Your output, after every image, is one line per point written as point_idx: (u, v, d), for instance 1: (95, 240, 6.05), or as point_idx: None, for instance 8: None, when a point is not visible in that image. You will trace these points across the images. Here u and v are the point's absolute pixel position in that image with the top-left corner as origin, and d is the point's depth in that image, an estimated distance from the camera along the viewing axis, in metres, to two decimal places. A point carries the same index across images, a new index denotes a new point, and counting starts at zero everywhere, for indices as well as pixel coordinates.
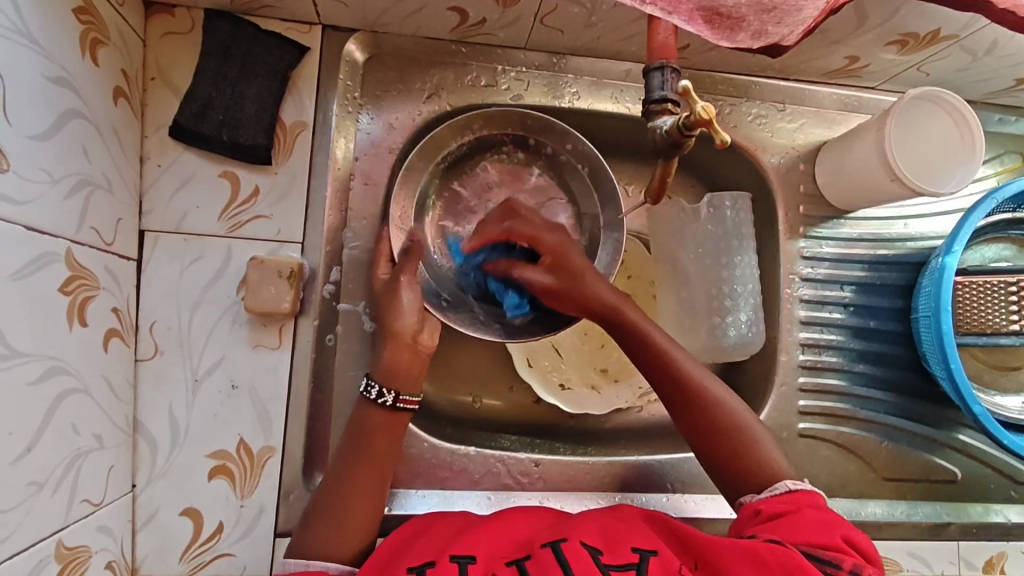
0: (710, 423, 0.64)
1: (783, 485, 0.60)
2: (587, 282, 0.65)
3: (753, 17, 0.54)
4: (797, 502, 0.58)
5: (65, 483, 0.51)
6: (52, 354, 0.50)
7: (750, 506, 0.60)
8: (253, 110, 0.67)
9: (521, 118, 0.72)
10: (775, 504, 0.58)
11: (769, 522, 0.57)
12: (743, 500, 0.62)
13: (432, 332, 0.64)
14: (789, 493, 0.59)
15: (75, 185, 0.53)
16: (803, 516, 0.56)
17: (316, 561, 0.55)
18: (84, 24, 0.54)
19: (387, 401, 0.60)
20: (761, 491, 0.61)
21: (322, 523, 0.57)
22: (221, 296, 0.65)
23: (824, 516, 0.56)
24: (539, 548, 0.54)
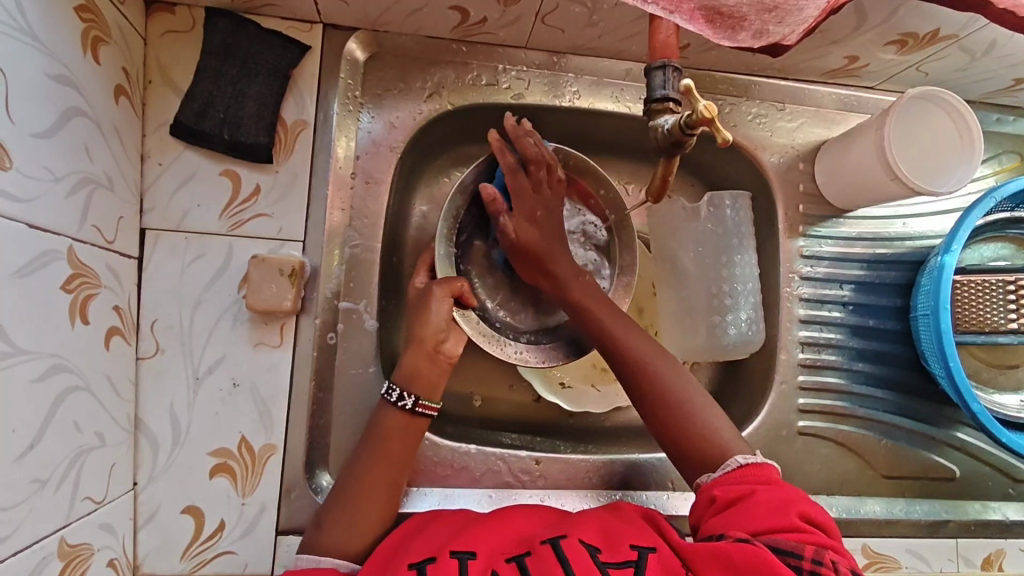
0: (670, 410, 0.63)
1: (734, 461, 0.60)
2: (560, 260, 0.68)
3: (754, 16, 0.54)
4: (751, 481, 0.58)
5: (68, 481, 0.52)
6: (54, 352, 0.50)
7: (705, 492, 0.59)
8: (254, 108, 0.67)
9: (564, 157, 0.73)
10: (729, 488, 0.58)
11: (726, 509, 0.56)
12: (700, 481, 0.61)
13: (456, 341, 0.65)
14: (739, 471, 0.59)
15: (76, 183, 0.53)
16: (756, 498, 0.55)
17: (326, 559, 0.56)
18: (85, 22, 0.54)
19: (406, 405, 0.61)
20: (715, 471, 0.60)
21: (332, 520, 0.58)
22: (223, 294, 0.65)
23: (776, 494, 0.56)
24: (540, 544, 0.54)
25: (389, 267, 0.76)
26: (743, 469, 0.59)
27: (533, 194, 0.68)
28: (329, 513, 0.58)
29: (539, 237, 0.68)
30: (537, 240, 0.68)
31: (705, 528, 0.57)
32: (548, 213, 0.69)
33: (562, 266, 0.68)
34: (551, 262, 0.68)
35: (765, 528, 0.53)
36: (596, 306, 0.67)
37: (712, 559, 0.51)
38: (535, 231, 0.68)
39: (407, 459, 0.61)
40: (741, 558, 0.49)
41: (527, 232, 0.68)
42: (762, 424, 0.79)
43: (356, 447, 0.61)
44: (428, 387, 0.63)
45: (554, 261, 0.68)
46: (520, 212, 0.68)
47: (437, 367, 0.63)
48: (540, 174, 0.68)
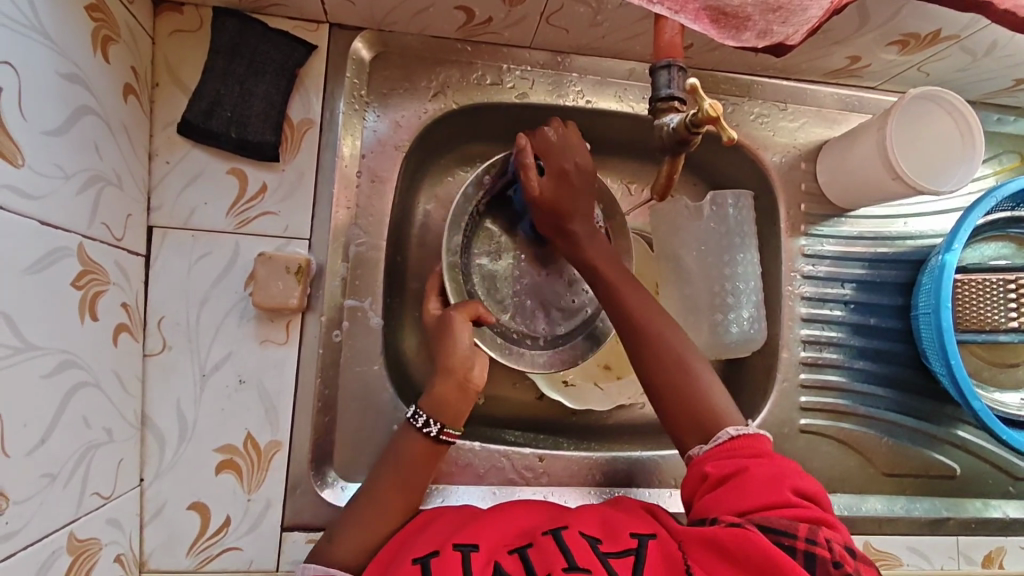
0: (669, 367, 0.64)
1: (726, 433, 0.60)
2: (579, 216, 0.68)
3: (758, 16, 0.55)
4: (743, 455, 0.58)
5: (77, 476, 0.52)
6: (64, 347, 0.50)
7: (698, 467, 0.59)
8: (261, 107, 0.67)
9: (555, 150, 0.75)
10: (722, 464, 0.58)
11: (719, 487, 0.56)
12: (691, 453, 0.61)
13: (482, 369, 0.65)
14: (730, 443, 0.59)
15: (86, 181, 0.53)
16: (749, 474, 0.56)
17: (336, 569, 0.55)
18: (95, 22, 0.55)
19: (432, 432, 0.62)
20: (706, 444, 0.60)
21: (348, 530, 0.58)
22: (229, 291, 0.66)
23: (768, 469, 0.56)
24: (541, 536, 0.55)
25: (394, 266, 0.76)
26: (734, 442, 0.59)
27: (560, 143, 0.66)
28: (347, 521, 0.59)
29: (567, 193, 0.67)
30: (557, 193, 0.66)
31: (698, 506, 0.57)
32: (581, 171, 0.67)
33: (578, 227, 0.68)
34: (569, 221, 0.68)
35: (762, 505, 0.53)
36: (602, 259, 0.68)
37: (705, 546, 0.51)
38: (562, 186, 0.66)
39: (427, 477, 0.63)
40: (736, 545, 0.49)
41: (549, 185, 0.66)
42: (764, 422, 0.80)
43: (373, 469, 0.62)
44: (452, 416, 0.63)
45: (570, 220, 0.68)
46: (552, 174, 0.66)
47: (466, 398, 0.64)
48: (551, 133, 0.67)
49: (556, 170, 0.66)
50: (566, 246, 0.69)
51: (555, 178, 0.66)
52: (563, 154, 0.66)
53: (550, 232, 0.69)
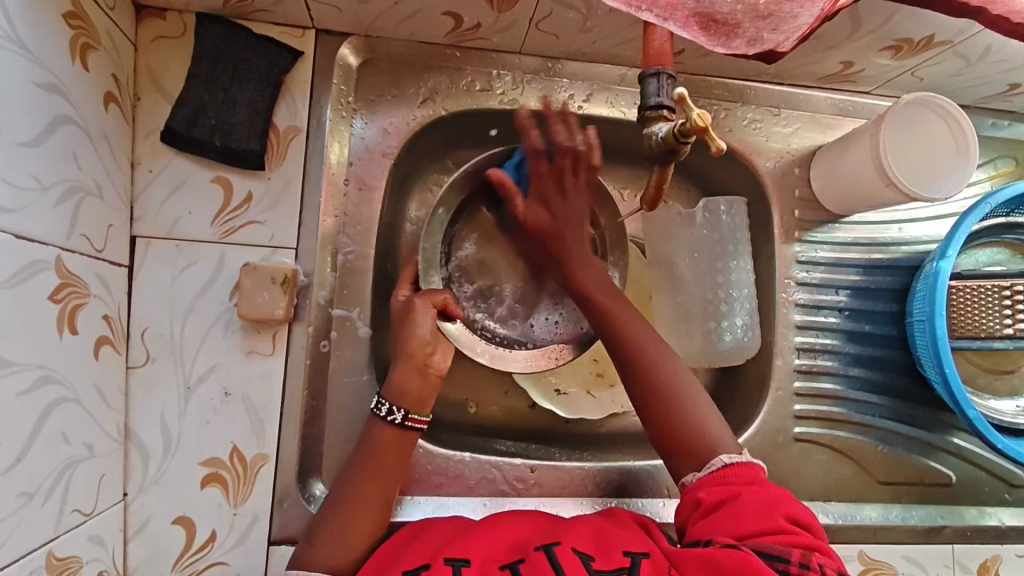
0: (641, 359, 0.65)
1: (719, 460, 0.59)
2: (567, 237, 0.70)
3: (748, 23, 0.54)
4: (736, 482, 0.57)
5: (55, 494, 0.51)
6: (42, 363, 0.49)
7: (692, 494, 0.59)
8: (246, 114, 0.66)
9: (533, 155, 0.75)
10: (715, 491, 0.57)
11: (713, 513, 0.56)
12: (685, 480, 0.60)
13: (443, 354, 0.65)
14: (723, 471, 0.58)
15: (65, 192, 0.52)
16: (742, 500, 0.55)
17: (314, 572, 0.54)
18: (74, 29, 0.54)
19: (395, 419, 0.61)
20: (700, 470, 0.60)
21: (323, 529, 0.57)
22: (214, 301, 0.65)
23: (762, 496, 0.55)
24: (534, 551, 0.54)
25: (384, 274, 0.75)
26: (728, 470, 0.58)
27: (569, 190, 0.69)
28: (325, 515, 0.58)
29: (549, 219, 0.69)
30: (544, 222, 0.70)
31: (691, 532, 0.56)
32: (565, 200, 0.69)
33: (567, 244, 0.69)
34: (559, 244, 0.70)
35: (755, 527, 0.53)
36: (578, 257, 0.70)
37: (697, 562, 0.51)
38: (545, 213, 0.70)
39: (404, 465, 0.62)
40: (732, 563, 0.49)
41: (537, 212, 0.70)
42: (759, 430, 0.79)
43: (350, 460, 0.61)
44: (417, 401, 0.62)
45: (558, 240, 0.70)
46: (534, 195, 0.70)
47: (428, 383, 0.63)
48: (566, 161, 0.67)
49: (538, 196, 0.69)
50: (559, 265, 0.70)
51: (536, 202, 0.70)
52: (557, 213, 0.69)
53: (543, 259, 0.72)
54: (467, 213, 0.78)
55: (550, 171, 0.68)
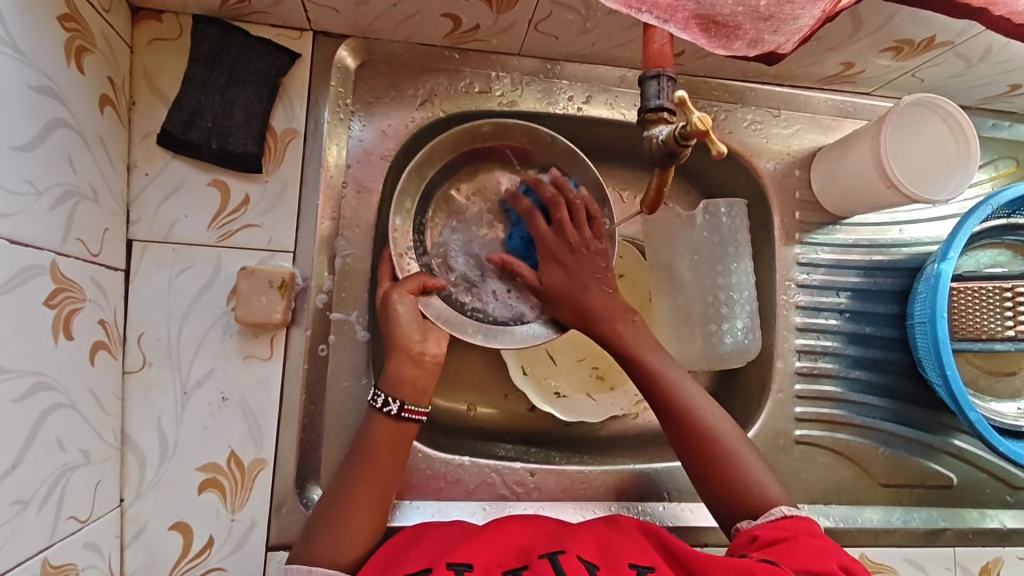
0: (693, 421, 0.65)
1: (778, 511, 0.60)
2: (591, 292, 0.69)
3: (749, 24, 0.53)
4: (793, 530, 0.58)
5: (51, 501, 0.50)
6: (37, 369, 0.49)
7: (746, 532, 0.59)
8: (243, 117, 0.65)
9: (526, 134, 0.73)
10: (773, 531, 0.58)
11: (768, 547, 0.56)
12: (740, 525, 0.61)
13: (436, 343, 0.64)
14: (783, 519, 0.59)
15: (60, 196, 0.52)
16: (800, 544, 0.56)
17: (318, 568, 0.54)
18: (69, 32, 0.53)
19: (391, 410, 0.61)
20: (756, 518, 0.61)
21: (322, 527, 0.57)
22: (211, 305, 0.64)
23: (820, 546, 0.56)
24: (537, 558, 0.54)
25: None
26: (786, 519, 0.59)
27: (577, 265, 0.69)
28: (323, 517, 0.58)
29: (565, 277, 0.69)
30: (564, 284, 0.69)
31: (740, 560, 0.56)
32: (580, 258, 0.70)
33: (592, 300, 0.69)
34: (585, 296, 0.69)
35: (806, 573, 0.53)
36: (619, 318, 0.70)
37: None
38: (562, 275, 0.69)
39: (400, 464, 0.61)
40: None
41: (555, 275, 0.69)
42: (759, 433, 0.79)
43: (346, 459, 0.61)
44: (414, 393, 0.62)
45: (582, 295, 0.69)
46: (544, 260, 0.70)
47: (424, 371, 0.63)
48: (561, 217, 0.69)
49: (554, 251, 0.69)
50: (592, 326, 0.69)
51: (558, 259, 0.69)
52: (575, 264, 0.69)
53: (569, 321, 0.70)
54: (435, 199, 0.73)
55: (556, 239, 0.69)
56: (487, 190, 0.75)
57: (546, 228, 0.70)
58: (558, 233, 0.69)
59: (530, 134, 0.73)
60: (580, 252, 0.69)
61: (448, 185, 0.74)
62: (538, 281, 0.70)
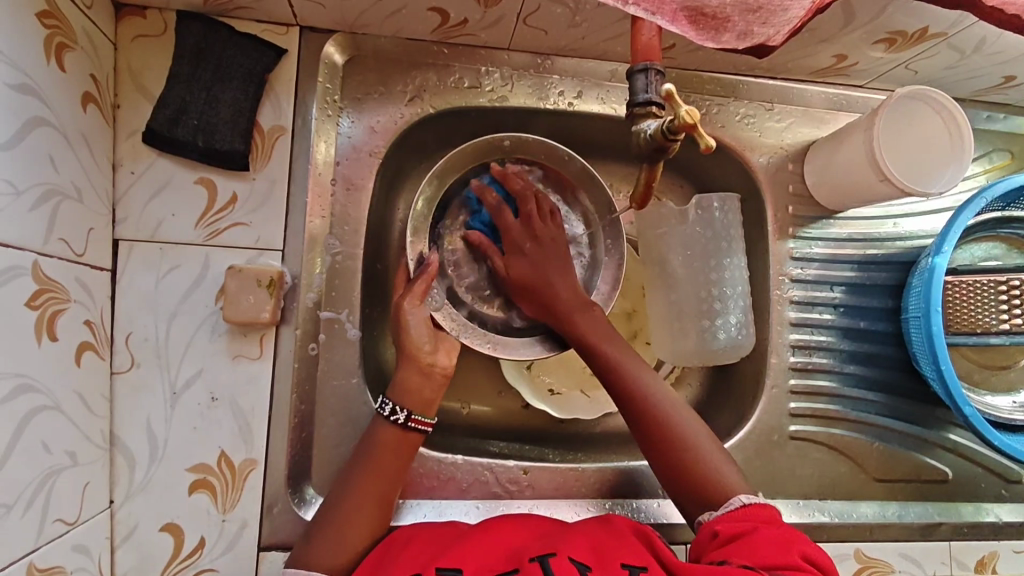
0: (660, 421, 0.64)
1: (737, 500, 0.59)
2: (559, 279, 0.70)
3: (738, 17, 0.53)
4: (753, 519, 0.57)
5: (36, 504, 0.50)
6: (19, 371, 0.48)
7: (708, 527, 0.59)
8: (230, 114, 0.65)
9: (544, 151, 0.73)
10: (730, 524, 0.57)
11: (727, 543, 0.55)
12: (702, 519, 0.60)
13: (447, 354, 0.66)
14: (742, 509, 0.59)
15: (41, 196, 0.51)
16: (757, 534, 0.55)
17: (314, 573, 0.55)
18: (49, 29, 0.52)
19: (399, 419, 0.62)
20: (718, 509, 0.60)
21: (320, 532, 0.57)
22: (199, 305, 0.64)
23: (778, 533, 0.55)
24: (529, 561, 0.54)
25: (373, 274, 0.74)
26: (746, 509, 0.59)
27: (542, 253, 0.71)
28: (320, 527, 0.58)
29: (531, 268, 0.70)
30: (530, 273, 0.70)
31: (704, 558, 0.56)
32: (541, 245, 0.71)
33: (559, 292, 0.69)
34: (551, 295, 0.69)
35: (767, 565, 0.52)
36: (600, 336, 0.68)
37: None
38: (526, 266, 0.71)
39: (397, 475, 0.62)
40: None
41: (517, 265, 0.71)
42: (754, 428, 0.78)
43: (340, 476, 0.61)
44: (421, 402, 0.63)
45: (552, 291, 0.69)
46: (510, 250, 0.72)
47: (432, 382, 0.64)
48: (530, 209, 0.71)
49: (512, 246, 0.71)
50: (563, 328, 0.69)
51: (515, 255, 0.71)
52: (535, 249, 0.71)
53: (540, 312, 0.71)
54: (452, 208, 0.75)
55: (522, 229, 0.71)
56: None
57: (513, 220, 0.72)
58: (523, 224, 0.72)
59: (548, 151, 0.73)
60: (546, 242, 0.71)
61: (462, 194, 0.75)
62: (504, 268, 0.71)
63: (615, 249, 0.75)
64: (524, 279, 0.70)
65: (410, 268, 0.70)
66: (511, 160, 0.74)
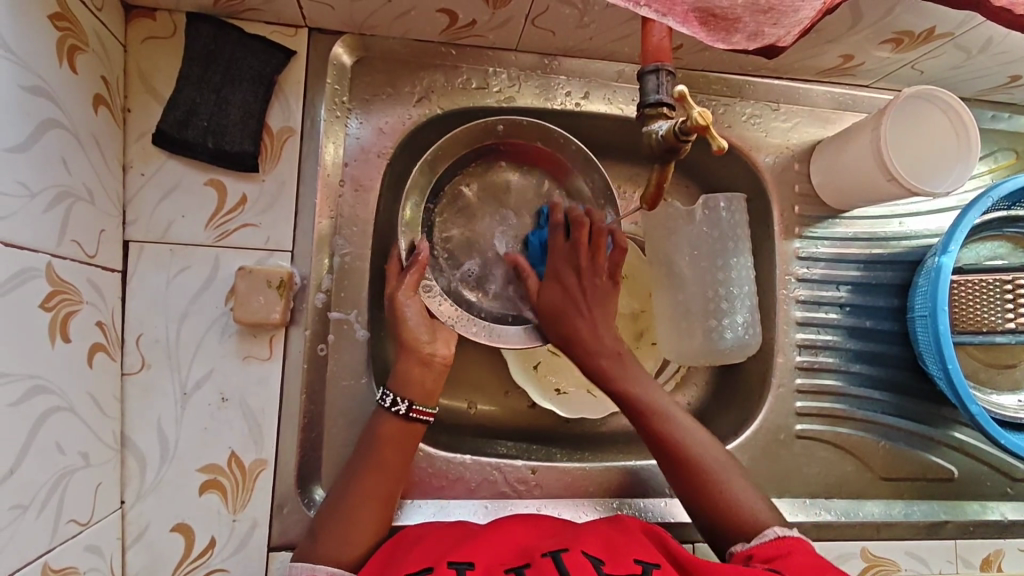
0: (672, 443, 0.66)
1: (773, 531, 0.60)
2: (583, 318, 0.69)
3: (749, 18, 0.53)
4: (788, 548, 0.58)
5: (51, 504, 0.50)
6: (34, 373, 0.49)
7: (741, 554, 0.60)
8: (239, 116, 0.65)
9: (541, 134, 0.73)
10: (765, 551, 0.58)
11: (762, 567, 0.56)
12: (735, 549, 0.61)
13: (445, 344, 0.66)
14: (777, 539, 0.59)
15: (54, 198, 0.51)
16: (793, 562, 0.56)
17: (322, 568, 0.55)
18: (61, 31, 0.53)
19: (400, 410, 0.62)
20: (749, 540, 0.61)
21: (327, 530, 0.58)
22: (210, 306, 0.64)
23: (813, 563, 0.56)
24: (541, 557, 0.54)
25: (381, 275, 0.74)
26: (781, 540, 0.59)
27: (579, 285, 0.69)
28: (326, 520, 0.58)
29: (563, 297, 0.69)
30: (562, 302, 0.69)
31: None
32: (582, 279, 0.69)
33: (577, 325, 0.69)
34: (573, 319, 0.69)
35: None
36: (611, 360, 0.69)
37: None
38: (559, 292, 0.69)
39: (403, 469, 0.62)
40: None
41: (554, 292, 0.69)
42: (760, 428, 0.79)
43: (345, 468, 0.62)
44: (423, 393, 0.64)
45: (571, 319, 0.69)
46: (548, 276, 0.70)
47: (432, 372, 0.65)
48: (581, 233, 0.69)
49: (552, 273, 0.70)
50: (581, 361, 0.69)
51: (551, 280, 0.70)
52: (577, 283, 0.69)
53: (558, 341, 0.70)
54: (445, 194, 0.74)
55: (568, 254, 0.69)
56: (495, 188, 0.75)
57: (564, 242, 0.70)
58: (570, 249, 0.70)
59: (540, 133, 0.73)
60: (589, 276, 0.69)
61: (456, 182, 0.75)
62: (534, 295, 0.70)
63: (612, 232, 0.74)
64: (550, 309, 0.69)
65: (400, 258, 0.68)
66: (510, 146, 0.74)
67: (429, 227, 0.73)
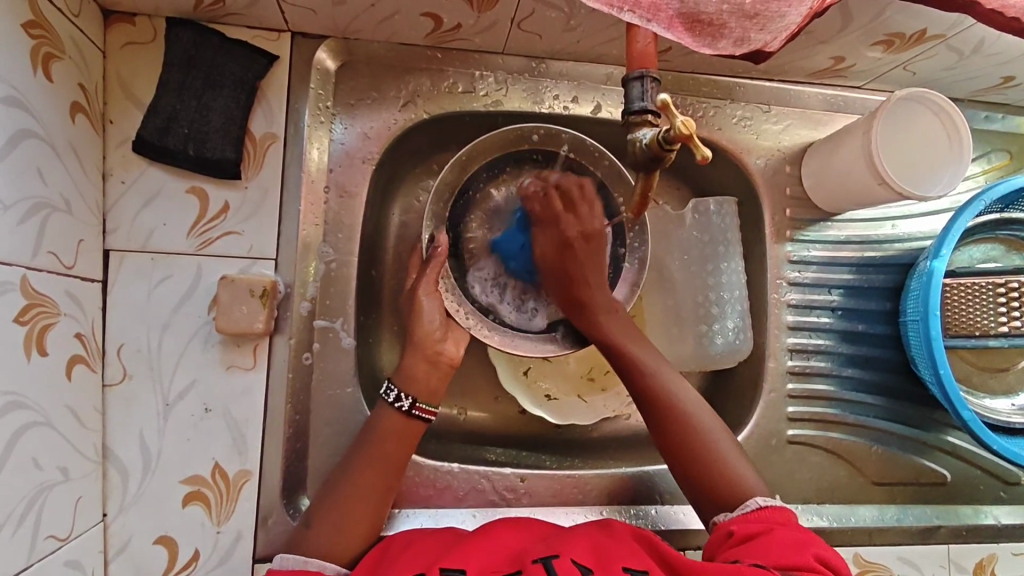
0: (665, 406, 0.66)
1: (754, 502, 0.60)
2: (594, 283, 0.67)
3: (734, 23, 0.52)
4: (768, 521, 0.58)
5: (28, 520, 0.49)
6: (9, 389, 0.48)
7: (723, 527, 0.59)
8: (220, 122, 0.64)
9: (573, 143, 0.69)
10: (747, 525, 0.58)
11: (743, 544, 0.56)
12: (717, 519, 0.61)
13: (454, 343, 0.66)
14: (758, 511, 0.59)
15: (29, 209, 0.51)
16: (775, 536, 0.56)
17: (314, 560, 0.55)
18: (34, 39, 0.52)
19: (403, 406, 0.62)
20: (733, 511, 0.61)
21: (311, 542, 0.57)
22: (193, 315, 0.63)
23: (793, 535, 0.56)
24: (530, 563, 0.53)
25: (367, 281, 0.74)
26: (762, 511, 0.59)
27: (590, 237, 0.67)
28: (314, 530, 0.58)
29: (573, 263, 0.67)
30: (570, 266, 0.67)
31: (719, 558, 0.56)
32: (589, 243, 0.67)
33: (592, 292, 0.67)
34: (584, 287, 0.67)
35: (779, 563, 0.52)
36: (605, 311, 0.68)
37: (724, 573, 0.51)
38: (574, 259, 0.67)
39: (401, 467, 0.62)
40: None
41: (555, 252, 0.67)
42: (752, 434, 0.78)
43: (338, 469, 0.61)
44: (426, 392, 0.63)
45: (583, 285, 0.67)
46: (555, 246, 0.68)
47: (437, 371, 0.64)
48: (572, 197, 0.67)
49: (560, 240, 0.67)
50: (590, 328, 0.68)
51: (558, 248, 0.67)
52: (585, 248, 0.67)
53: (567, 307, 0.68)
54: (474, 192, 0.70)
55: (574, 223, 0.67)
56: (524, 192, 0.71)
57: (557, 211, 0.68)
58: (569, 215, 0.68)
59: (579, 146, 0.69)
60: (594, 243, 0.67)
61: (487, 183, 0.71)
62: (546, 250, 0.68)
63: (639, 248, 0.70)
64: (556, 268, 0.67)
65: (422, 249, 0.67)
66: (543, 153, 0.70)
67: (455, 226, 0.70)
